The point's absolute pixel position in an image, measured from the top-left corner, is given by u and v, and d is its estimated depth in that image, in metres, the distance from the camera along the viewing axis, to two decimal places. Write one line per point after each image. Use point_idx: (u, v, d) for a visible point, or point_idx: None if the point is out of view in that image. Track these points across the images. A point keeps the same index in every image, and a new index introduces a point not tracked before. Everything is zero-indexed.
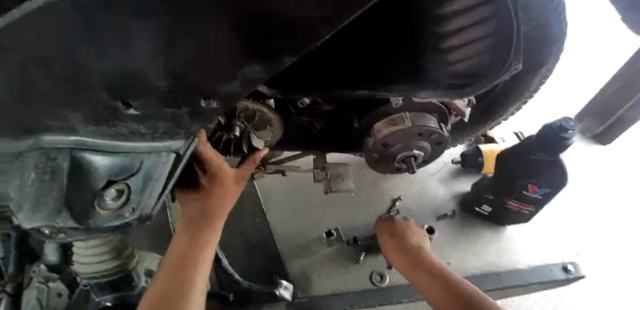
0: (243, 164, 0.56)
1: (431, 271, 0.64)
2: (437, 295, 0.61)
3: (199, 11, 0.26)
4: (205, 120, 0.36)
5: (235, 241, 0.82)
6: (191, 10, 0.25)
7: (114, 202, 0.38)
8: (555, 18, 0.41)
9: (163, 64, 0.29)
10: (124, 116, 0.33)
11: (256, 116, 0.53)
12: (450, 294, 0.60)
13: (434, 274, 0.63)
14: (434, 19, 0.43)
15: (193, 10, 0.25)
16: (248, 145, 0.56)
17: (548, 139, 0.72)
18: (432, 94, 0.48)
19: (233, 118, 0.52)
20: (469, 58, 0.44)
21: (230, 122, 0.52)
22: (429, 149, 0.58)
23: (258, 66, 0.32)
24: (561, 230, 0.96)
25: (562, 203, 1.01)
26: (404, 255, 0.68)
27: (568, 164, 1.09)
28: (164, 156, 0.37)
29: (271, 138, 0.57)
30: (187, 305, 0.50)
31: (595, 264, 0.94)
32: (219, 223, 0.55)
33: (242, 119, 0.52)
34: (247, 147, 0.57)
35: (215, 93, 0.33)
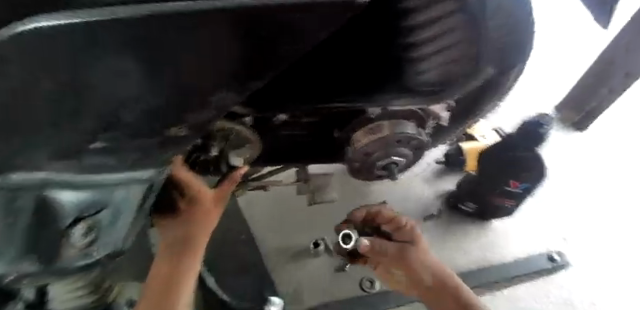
0: (222, 183, 0.54)
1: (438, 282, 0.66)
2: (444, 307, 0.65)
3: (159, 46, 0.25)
4: (176, 148, 0.35)
5: (221, 258, 0.80)
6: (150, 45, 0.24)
7: (82, 240, 0.35)
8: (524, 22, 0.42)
9: (125, 98, 0.28)
10: (89, 151, 0.31)
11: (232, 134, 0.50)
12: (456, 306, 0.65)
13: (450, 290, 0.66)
14: (403, 30, 0.43)
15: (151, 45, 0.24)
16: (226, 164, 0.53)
17: (527, 133, 0.76)
18: (406, 102, 0.48)
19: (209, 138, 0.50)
20: (442, 66, 0.44)
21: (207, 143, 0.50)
22: (409, 155, 0.58)
23: (227, 92, 0.31)
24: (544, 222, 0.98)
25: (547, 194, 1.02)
26: (422, 269, 0.65)
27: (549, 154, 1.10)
28: (134, 188, 0.36)
29: (250, 155, 0.54)
30: None
31: (582, 253, 0.95)
32: (200, 247, 0.54)
33: (218, 138, 0.50)
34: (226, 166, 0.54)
35: (185, 121, 0.32)
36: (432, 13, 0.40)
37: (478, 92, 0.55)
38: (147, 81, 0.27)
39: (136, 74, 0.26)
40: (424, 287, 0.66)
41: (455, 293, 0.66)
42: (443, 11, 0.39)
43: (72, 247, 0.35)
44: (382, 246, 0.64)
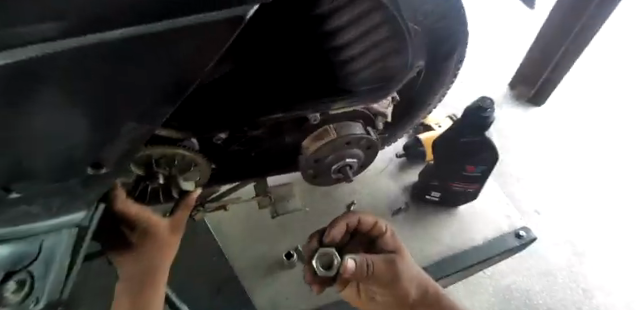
0: (177, 210, 0.53)
1: (420, 291, 0.65)
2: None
3: (52, 94, 0.23)
4: (102, 185, 0.33)
5: (192, 286, 0.79)
6: (44, 95, 0.23)
7: (15, 296, 0.32)
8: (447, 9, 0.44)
9: (33, 146, 0.26)
10: (6, 202, 0.29)
11: (175, 158, 0.49)
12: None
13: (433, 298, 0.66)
14: (326, 36, 0.45)
15: (47, 94, 0.23)
16: (177, 190, 0.54)
17: (471, 121, 0.79)
18: (346, 103, 0.49)
19: (154, 166, 0.50)
20: (372, 64, 0.46)
21: (151, 171, 0.50)
22: (361, 155, 0.59)
23: (133, 123, 0.28)
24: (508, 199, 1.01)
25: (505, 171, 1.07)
26: (408, 282, 0.63)
27: (505, 131, 1.13)
28: (66, 233, 0.35)
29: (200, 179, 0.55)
30: None
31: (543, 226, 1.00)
32: (161, 279, 0.51)
33: (164, 166, 0.50)
34: (177, 192, 0.54)
35: (102, 158, 0.30)
36: (356, 13, 0.40)
37: (425, 82, 0.58)
38: (50, 129, 0.25)
39: (33, 123, 0.24)
40: (408, 299, 0.64)
41: (438, 299, 0.66)
42: (367, 9, 0.39)
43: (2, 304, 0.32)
44: (368, 262, 0.59)
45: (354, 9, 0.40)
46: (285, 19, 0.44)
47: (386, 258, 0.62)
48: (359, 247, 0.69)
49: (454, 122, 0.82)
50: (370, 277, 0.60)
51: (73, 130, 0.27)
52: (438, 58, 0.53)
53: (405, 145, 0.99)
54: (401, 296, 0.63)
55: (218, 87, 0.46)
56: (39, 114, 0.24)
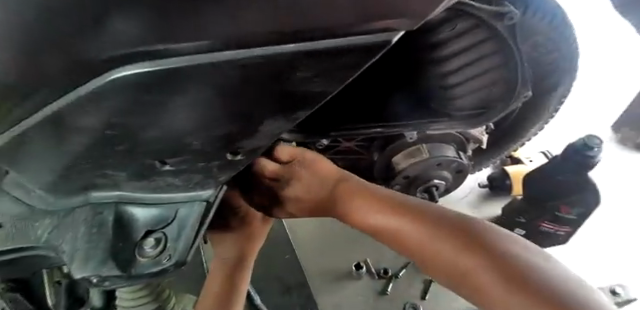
0: (273, 185, 0.49)
1: (387, 217, 0.46)
2: (410, 241, 0.44)
3: (218, 82, 0.28)
4: (232, 170, 0.38)
5: (268, 279, 0.89)
6: (213, 82, 0.28)
7: (153, 250, 0.41)
8: (557, 34, 0.51)
9: (193, 132, 0.32)
10: (161, 171, 0.37)
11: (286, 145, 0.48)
12: (421, 237, 0.44)
13: (487, 244, 0.41)
14: (435, 61, 0.46)
15: (214, 80, 0.28)
16: (272, 168, 0.47)
17: (574, 160, 0.79)
18: (446, 126, 0.51)
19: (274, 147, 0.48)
20: (477, 90, 0.49)
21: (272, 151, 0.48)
22: (450, 178, 0.61)
23: (277, 121, 0.33)
24: (592, 252, 1.02)
25: (589, 227, 1.07)
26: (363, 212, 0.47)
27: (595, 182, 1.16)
28: (196, 205, 0.41)
29: (292, 156, 0.48)
30: None
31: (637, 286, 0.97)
32: (250, 261, 0.57)
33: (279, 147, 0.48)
34: (271, 168, 0.47)
35: (241, 147, 0.35)
36: (464, 44, 0.44)
37: (520, 119, 0.69)
38: (208, 115, 0.31)
39: (198, 108, 0.30)
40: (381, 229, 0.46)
41: (492, 252, 0.41)
42: (476, 40, 0.44)
43: (144, 256, 0.41)
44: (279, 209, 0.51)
45: (461, 41, 0.44)
46: (404, 49, 0.44)
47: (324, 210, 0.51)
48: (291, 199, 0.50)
49: (558, 156, 0.82)
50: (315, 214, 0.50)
51: (224, 124, 0.32)
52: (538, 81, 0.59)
53: (489, 176, 1.01)
54: (368, 226, 0.47)
55: (329, 107, 0.48)
56: (207, 99, 0.29)
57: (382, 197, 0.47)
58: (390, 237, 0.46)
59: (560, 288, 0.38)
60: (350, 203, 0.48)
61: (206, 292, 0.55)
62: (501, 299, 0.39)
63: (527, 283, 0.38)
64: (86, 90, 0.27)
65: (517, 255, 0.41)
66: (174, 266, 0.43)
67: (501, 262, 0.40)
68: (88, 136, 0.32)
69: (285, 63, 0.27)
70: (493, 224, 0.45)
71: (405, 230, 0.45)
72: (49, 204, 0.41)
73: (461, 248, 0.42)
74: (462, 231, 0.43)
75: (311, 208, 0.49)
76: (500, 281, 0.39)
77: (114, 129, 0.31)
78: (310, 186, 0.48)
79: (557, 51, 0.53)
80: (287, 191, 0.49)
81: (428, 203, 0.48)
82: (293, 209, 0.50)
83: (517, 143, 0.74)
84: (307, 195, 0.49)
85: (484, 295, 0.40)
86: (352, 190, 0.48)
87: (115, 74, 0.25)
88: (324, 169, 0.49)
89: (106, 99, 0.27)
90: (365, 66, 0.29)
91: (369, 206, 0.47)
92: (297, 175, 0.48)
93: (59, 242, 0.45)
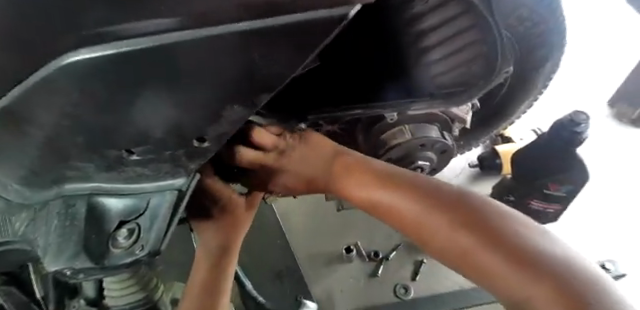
0: (268, 159, 0.47)
1: (382, 190, 0.46)
2: (403, 213, 0.44)
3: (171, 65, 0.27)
4: (201, 159, 0.37)
5: (259, 265, 0.89)
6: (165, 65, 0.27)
7: (126, 241, 0.40)
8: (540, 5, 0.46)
9: (154, 120, 0.32)
10: (129, 161, 0.36)
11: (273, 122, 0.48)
12: (415, 209, 0.44)
13: (483, 219, 0.40)
14: (412, 37, 0.47)
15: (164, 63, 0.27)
16: (269, 140, 0.46)
17: (561, 136, 0.78)
18: (427, 105, 0.50)
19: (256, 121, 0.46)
20: (459, 66, 0.48)
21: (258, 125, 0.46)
22: (434, 158, 0.61)
23: (239, 107, 0.32)
24: (584, 229, 1.02)
25: (582, 205, 1.07)
26: (356, 186, 0.48)
27: (586, 159, 1.16)
28: (169, 194, 0.40)
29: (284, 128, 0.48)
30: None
31: (627, 261, 0.97)
32: (235, 249, 0.54)
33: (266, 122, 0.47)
34: (268, 141, 0.46)
35: (206, 134, 0.34)
36: (440, 18, 0.44)
37: (507, 97, 0.68)
38: (167, 102, 0.30)
39: (154, 95, 0.29)
40: (374, 201, 0.47)
41: (487, 226, 0.40)
42: (451, 15, 0.42)
43: (116, 247, 0.40)
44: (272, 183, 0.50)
45: (437, 15, 0.44)
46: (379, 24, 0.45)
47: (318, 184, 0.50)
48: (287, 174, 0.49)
49: (545, 133, 0.81)
50: (311, 188, 0.51)
51: (185, 110, 0.31)
52: (525, 56, 0.57)
53: (479, 156, 1.00)
54: (362, 199, 0.48)
55: (304, 84, 0.49)
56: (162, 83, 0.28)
57: (376, 173, 0.48)
58: (386, 212, 0.46)
59: (552, 262, 0.36)
60: (346, 178, 0.49)
61: (190, 283, 0.51)
62: (494, 275, 0.37)
63: (523, 259, 0.36)
64: (40, 75, 0.27)
65: (517, 232, 0.39)
66: (149, 256, 0.42)
67: (496, 237, 0.38)
68: (48, 127, 0.31)
69: (239, 41, 0.26)
70: (496, 201, 0.44)
71: (397, 204, 0.45)
72: (26, 199, 0.37)
73: (456, 222, 0.41)
74: (456, 205, 0.42)
75: (307, 181, 0.50)
76: (491, 251, 0.38)
77: (73, 119, 0.31)
78: (306, 159, 0.49)
79: (540, 24, 0.49)
80: (284, 163, 0.48)
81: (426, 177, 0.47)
82: (289, 183, 0.50)
83: (502, 122, 0.74)
84: (303, 168, 0.49)
85: (478, 271, 0.39)
86: (347, 165, 0.49)
87: (66, 60, 0.26)
88: (317, 142, 0.50)
89: (58, 86, 0.27)
90: (327, 39, 0.28)
91: (364, 181, 0.48)
92: (294, 146, 0.48)
93: (36, 236, 0.43)
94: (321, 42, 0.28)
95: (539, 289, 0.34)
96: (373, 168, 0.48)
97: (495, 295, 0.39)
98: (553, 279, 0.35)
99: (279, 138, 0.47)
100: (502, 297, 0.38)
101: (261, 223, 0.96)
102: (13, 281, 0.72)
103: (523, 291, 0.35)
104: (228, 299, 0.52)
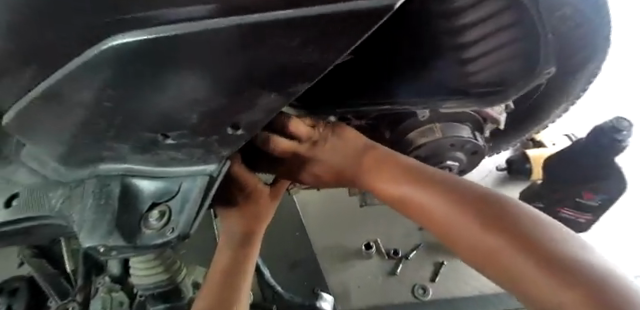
0: (303, 148, 0.48)
1: (407, 186, 0.46)
2: (427, 209, 0.44)
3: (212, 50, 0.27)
4: (233, 146, 0.38)
5: (278, 254, 0.91)
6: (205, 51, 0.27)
7: (157, 222, 0.38)
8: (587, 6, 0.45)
9: (190, 105, 0.32)
10: (163, 145, 0.37)
11: (305, 115, 0.49)
12: (439, 205, 0.43)
13: (511, 221, 0.39)
14: (451, 32, 0.44)
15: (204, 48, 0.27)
16: (305, 130, 0.46)
17: (599, 142, 0.75)
18: (459, 103, 0.50)
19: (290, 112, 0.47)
20: (495, 65, 0.47)
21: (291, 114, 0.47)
22: (464, 159, 0.59)
23: (275, 95, 0.32)
24: (617, 241, 0.98)
25: (615, 216, 1.02)
26: (380, 181, 0.48)
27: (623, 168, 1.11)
28: (199, 180, 0.41)
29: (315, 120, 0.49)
30: (237, 296, 0.48)
31: None
32: (257, 238, 0.55)
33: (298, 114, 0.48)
34: (304, 131, 0.46)
35: (241, 122, 0.34)
36: (483, 13, 0.41)
37: (544, 99, 0.66)
38: (203, 88, 0.31)
39: (190, 81, 0.30)
40: (398, 196, 0.47)
41: (514, 228, 0.39)
42: (493, 11, 0.41)
43: (148, 226, 0.38)
44: (304, 171, 0.52)
45: (480, 10, 0.41)
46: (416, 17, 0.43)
47: (344, 177, 0.51)
48: (317, 165, 0.50)
49: (582, 139, 0.78)
50: (339, 180, 0.52)
51: (221, 97, 0.32)
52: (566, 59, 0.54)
53: (508, 160, 0.98)
54: (387, 193, 0.48)
55: (336, 76, 0.49)
56: (201, 69, 0.29)
57: (402, 168, 0.48)
58: (410, 208, 0.46)
59: (583, 269, 0.34)
60: (373, 172, 0.49)
61: (213, 267, 0.52)
62: (521, 277, 0.36)
63: (552, 263, 0.35)
64: (85, 57, 0.28)
65: (546, 236, 0.38)
66: (179, 239, 0.39)
67: (523, 239, 0.38)
68: (90, 107, 0.33)
69: (279, 29, 0.26)
70: (528, 205, 0.42)
71: (422, 200, 0.45)
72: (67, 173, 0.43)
73: (481, 222, 0.40)
74: (483, 204, 0.41)
75: (335, 173, 0.51)
76: (517, 254, 0.37)
77: (113, 101, 0.32)
78: (335, 151, 0.50)
79: (587, 24, 0.47)
80: (317, 154, 0.49)
81: (453, 175, 0.47)
82: (319, 172, 0.51)
83: (535, 126, 0.72)
84: (334, 159, 0.50)
85: (504, 273, 0.38)
86: (375, 159, 0.49)
87: (107, 45, 0.27)
88: (349, 135, 0.50)
89: (101, 68, 0.29)
90: (372, 29, 0.27)
91: (390, 176, 0.48)
92: (324, 138, 0.49)
93: (69, 213, 0.44)
94: (364, 34, 0.28)
95: (568, 294, 0.33)
96: (401, 164, 0.49)
97: (522, 299, 0.37)
98: (584, 286, 0.33)
99: (312, 128, 0.48)
100: (527, 301, 0.37)
101: (282, 213, 0.97)
102: (43, 255, 0.76)
103: (550, 295, 0.34)
104: (249, 287, 0.52)
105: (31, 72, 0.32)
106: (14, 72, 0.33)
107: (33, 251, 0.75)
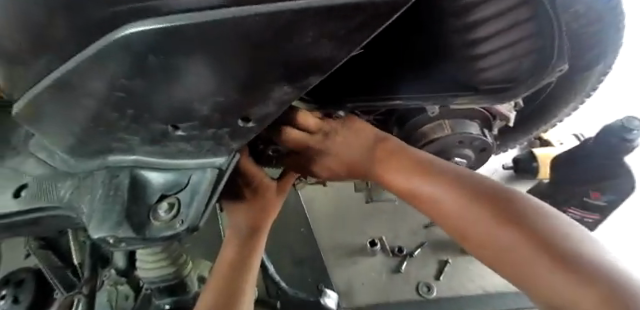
0: (312, 140, 0.48)
1: (420, 180, 0.46)
2: (440, 203, 0.44)
3: (225, 40, 0.27)
4: (243, 139, 0.38)
5: (282, 250, 0.91)
6: (217, 41, 0.27)
7: (166, 214, 0.39)
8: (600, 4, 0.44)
9: (201, 97, 0.32)
10: (173, 136, 0.37)
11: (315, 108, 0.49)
12: (453, 199, 0.43)
13: (525, 217, 0.39)
14: (462, 29, 0.45)
15: (217, 38, 0.27)
16: (313, 121, 0.46)
17: (608, 142, 0.75)
18: (471, 99, 0.48)
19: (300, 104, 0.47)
20: (507, 62, 0.47)
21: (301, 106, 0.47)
22: (472, 156, 0.59)
23: (287, 87, 0.32)
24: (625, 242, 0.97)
25: (622, 216, 1.02)
26: (391, 175, 0.48)
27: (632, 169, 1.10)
28: (208, 172, 0.41)
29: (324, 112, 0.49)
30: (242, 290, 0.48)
31: None
32: (263, 232, 0.55)
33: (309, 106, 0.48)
34: (312, 122, 0.46)
35: (252, 114, 0.34)
36: (496, 9, 0.43)
37: (553, 96, 0.66)
38: (215, 79, 0.30)
39: (201, 72, 0.30)
40: (410, 190, 0.47)
41: (528, 225, 0.38)
42: (508, 5, 0.42)
43: (157, 218, 0.38)
44: (316, 163, 0.52)
45: (493, 6, 0.43)
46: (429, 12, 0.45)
47: (355, 170, 0.51)
48: (329, 158, 0.50)
49: (591, 138, 0.78)
50: (350, 173, 0.51)
51: (232, 89, 0.31)
52: (578, 56, 0.54)
53: (515, 159, 0.98)
54: (398, 186, 0.48)
55: (348, 70, 0.50)
56: (214, 60, 0.29)
57: (414, 162, 0.47)
58: (422, 202, 0.46)
59: (599, 268, 0.34)
60: (383, 166, 0.49)
61: (220, 260, 0.52)
62: (534, 275, 0.36)
63: (568, 262, 0.35)
64: (96, 48, 0.28)
65: (560, 232, 0.38)
66: (187, 232, 0.38)
67: (537, 236, 0.37)
68: (102, 97, 0.33)
69: (294, 21, 0.26)
70: (540, 201, 0.42)
71: (434, 194, 0.44)
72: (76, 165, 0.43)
73: (495, 218, 0.40)
74: (497, 199, 0.41)
75: (345, 166, 0.50)
76: (531, 251, 0.37)
77: (124, 91, 0.32)
78: (347, 143, 0.49)
79: (600, 24, 0.46)
80: (328, 146, 0.49)
81: (466, 170, 0.46)
82: (331, 165, 0.51)
83: (544, 124, 0.71)
84: (345, 152, 0.49)
85: (517, 270, 0.38)
86: (386, 153, 0.49)
87: (120, 34, 0.26)
88: (361, 127, 0.50)
89: (114, 59, 0.28)
90: (386, 23, 0.27)
91: (401, 171, 0.47)
92: (334, 129, 0.48)
93: (79, 204, 0.44)
94: (380, 26, 0.27)
95: (583, 293, 0.33)
96: (412, 157, 0.48)
97: (534, 297, 0.37)
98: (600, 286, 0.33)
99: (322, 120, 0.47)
100: (539, 297, 0.37)
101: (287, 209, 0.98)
102: (49, 246, 0.76)
103: (563, 293, 0.34)
104: (255, 281, 0.52)
105: (43, 62, 0.32)
106: (28, 62, 0.33)
107: (40, 242, 0.74)
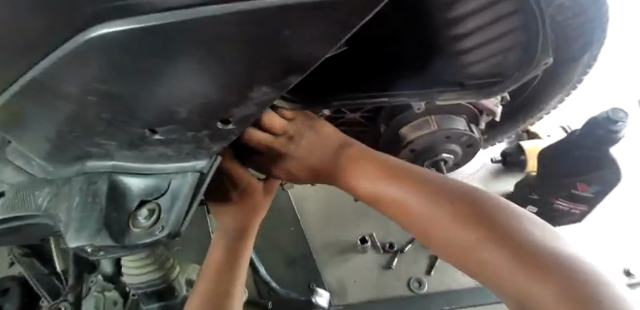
0: (275, 141, 0.46)
1: (387, 184, 0.46)
2: (407, 207, 0.44)
3: (198, 41, 0.26)
4: (224, 141, 0.37)
5: (274, 250, 0.90)
6: (191, 41, 0.26)
7: (146, 221, 0.38)
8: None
9: (178, 99, 0.31)
10: (151, 140, 0.36)
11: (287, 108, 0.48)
12: (418, 202, 0.43)
13: (490, 217, 0.39)
14: (445, 23, 0.44)
15: (190, 38, 0.26)
16: (280, 122, 0.45)
17: (594, 133, 0.75)
18: (456, 95, 0.49)
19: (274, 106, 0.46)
20: (492, 56, 0.46)
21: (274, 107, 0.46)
22: (459, 152, 0.60)
23: (267, 88, 0.31)
24: (610, 231, 1.00)
25: (607, 207, 1.04)
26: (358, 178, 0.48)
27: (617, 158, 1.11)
28: (190, 176, 0.40)
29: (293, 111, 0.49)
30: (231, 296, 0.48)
31: None
32: (252, 233, 0.54)
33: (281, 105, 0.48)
34: (281, 122, 0.45)
35: (231, 116, 0.33)
36: (478, 4, 0.42)
37: (540, 88, 0.65)
38: (191, 81, 0.29)
39: (176, 74, 0.29)
40: (378, 193, 0.46)
41: (493, 224, 0.38)
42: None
43: (136, 225, 0.38)
44: (276, 167, 0.50)
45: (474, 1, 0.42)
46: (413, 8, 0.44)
47: (323, 174, 0.50)
48: (291, 160, 0.49)
49: (577, 130, 0.78)
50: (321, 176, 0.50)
51: (209, 91, 0.30)
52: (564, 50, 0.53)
53: (504, 152, 0.98)
54: (367, 189, 0.47)
55: (330, 68, 0.49)
56: (187, 60, 0.27)
57: (382, 165, 0.47)
58: (391, 206, 0.45)
59: (564, 263, 0.34)
60: (353, 169, 0.48)
61: (208, 262, 0.51)
62: (500, 276, 0.36)
63: (532, 258, 0.35)
64: (69, 47, 0.27)
65: (524, 230, 0.37)
66: (168, 237, 0.39)
67: (502, 235, 0.37)
68: (75, 101, 0.31)
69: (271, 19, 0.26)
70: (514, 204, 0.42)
71: (401, 198, 0.44)
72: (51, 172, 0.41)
73: (460, 220, 0.40)
74: (459, 200, 0.41)
75: (313, 170, 0.49)
76: (495, 251, 0.36)
77: (97, 96, 0.30)
78: (313, 146, 0.48)
79: (585, 17, 0.46)
80: (290, 148, 0.48)
81: (432, 172, 0.46)
82: (292, 169, 0.50)
83: (533, 116, 0.71)
84: (310, 156, 0.49)
85: (489, 274, 0.37)
86: (354, 156, 0.49)
87: (93, 33, 0.25)
88: (326, 131, 0.49)
89: (87, 61, 0.27)
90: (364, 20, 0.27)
91: (370, 174, 0.47)
92: (299, 131, 0.48)
93: (57, 212, 0.43)
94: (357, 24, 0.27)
95: (550, 294, 0.32)
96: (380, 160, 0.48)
97: (506, 299, 0.37)
98: (565, 281, 0.32)
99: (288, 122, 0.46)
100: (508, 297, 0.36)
101: (277, 209, 0.97)
102: (34, 254, 0.73)
103: (529, 292, 0.33)
104: (243, 284, 0.52)
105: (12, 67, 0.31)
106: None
107: (23, 250, 0.72)
